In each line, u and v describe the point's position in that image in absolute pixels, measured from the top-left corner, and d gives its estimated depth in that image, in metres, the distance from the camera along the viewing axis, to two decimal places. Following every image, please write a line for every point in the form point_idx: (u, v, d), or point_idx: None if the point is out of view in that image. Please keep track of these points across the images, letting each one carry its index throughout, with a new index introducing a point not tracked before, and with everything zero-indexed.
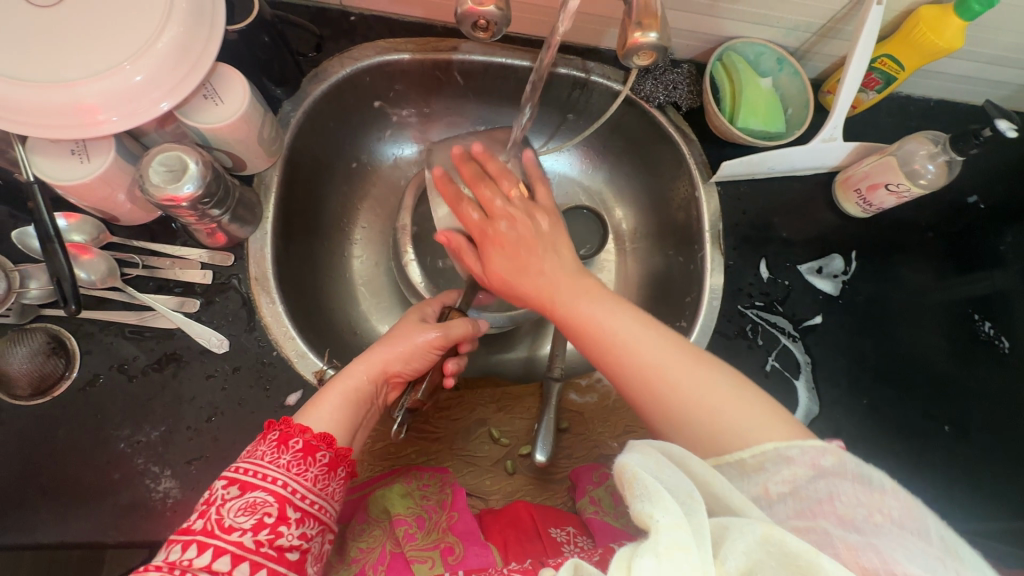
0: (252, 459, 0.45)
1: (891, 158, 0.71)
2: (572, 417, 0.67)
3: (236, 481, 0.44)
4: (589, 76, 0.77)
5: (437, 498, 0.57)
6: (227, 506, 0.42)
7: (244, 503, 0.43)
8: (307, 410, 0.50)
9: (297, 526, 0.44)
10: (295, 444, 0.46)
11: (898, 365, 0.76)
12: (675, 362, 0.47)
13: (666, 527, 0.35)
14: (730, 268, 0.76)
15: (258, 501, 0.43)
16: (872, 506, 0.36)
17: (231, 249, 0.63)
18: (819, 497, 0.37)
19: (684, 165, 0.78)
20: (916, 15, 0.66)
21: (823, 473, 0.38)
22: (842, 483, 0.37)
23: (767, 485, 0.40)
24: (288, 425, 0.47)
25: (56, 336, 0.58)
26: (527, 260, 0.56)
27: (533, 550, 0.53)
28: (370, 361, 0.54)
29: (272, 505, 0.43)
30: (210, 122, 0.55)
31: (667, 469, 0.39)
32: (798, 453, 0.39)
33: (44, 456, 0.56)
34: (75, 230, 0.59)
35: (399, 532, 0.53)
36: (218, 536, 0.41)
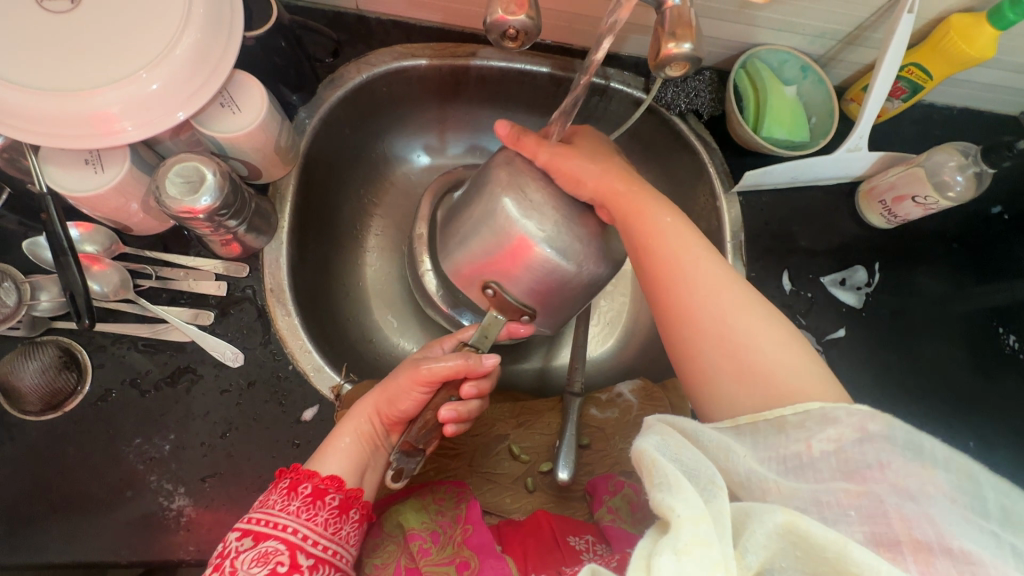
0: (263, 508, 0.46)
1: (919, 170, 0.69)
2: (593, 433, 0.66)
3: (248, 532, 0.44)
4: (608, 83, 0.75)
5: (453, 513, 0.55)
6: (240, 558, 0.42)
7: (256, 554, 0.43)
8: (318, 456, 0.52)
9: (309, 572, 0.44)
10: (304, 489, 0.47)
11: (922, 378, 0.75)
12: (740, 304, 0.47)
13: (686, 520, 0.33)
14: (752, 280, 0.75)
15: (271, 550, 0.43)
16: (923, 477, 0.34)
17: (245, 259, 0.62)
18: (869, 462, 0.35)
19: (705, 174, 0.77)
20: (947, 23, 0.65)
21: (871, 438, 0.36)
22: (891, 451, 0.35)
23: (810, 442, 0.37)
24: (298, 472, 0.48)
25: (67, 349, 0.57)
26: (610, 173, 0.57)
27: (553, 561, 0.50)
28: (361, 412, 0.53)
29: (283, 553, 0.43)
30: (229, 131, 0.54)
31: (687, 449, 0.38)
32: (846, 416, 0.37)
33: (55, 474, 0.55)
34: (87, 240, 0.58)
35: (414, 547, 0.51)
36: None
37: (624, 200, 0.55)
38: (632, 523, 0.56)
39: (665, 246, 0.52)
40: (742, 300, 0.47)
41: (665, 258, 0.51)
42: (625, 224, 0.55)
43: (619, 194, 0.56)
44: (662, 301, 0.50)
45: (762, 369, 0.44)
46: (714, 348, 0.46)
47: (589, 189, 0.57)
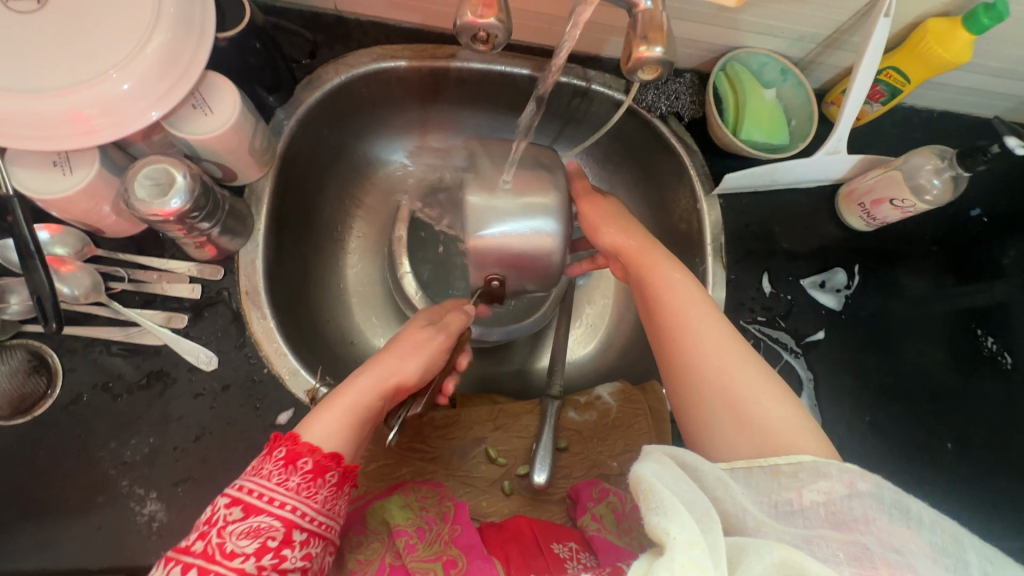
0: (257, 479, 0.43)
1: (896, 173, 0.70)
2: (571, 436, 0.66)
3: (240, 501, 0.42)
4: (589, 85, 0.75)
5: (438, 511, 0.54)
6: (230, 529, 0.40)
7: (247, 527, 0.41)
8: (313, 418, 0.48)
9: (301, 547, 0.42)
10: (303, 464, 0.44)
11: (901, 380, 0.75)
12: (746, 365, 0.46)
13: (681, 544, 0.33)
14: (732, 282, 0.75)
15: (264, 526, 0.41)
16: (906, 537, 0.36)
17: (221, 261, 0.62)
18: (856, 516, 0.37)
19: (686, 176, 0.77)
20: (923, 27, 0.65)
21: (860, 495, 0.37)
22: (878, 509, 0.37)
23: (800, 493, 0.38)
24: (297, 443, 0.45)
25: (36, 353, 0.56)
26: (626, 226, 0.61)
27: (535, 565, 0.49)
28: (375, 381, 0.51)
29: (277, 529, 0.41)
30: (200, 134, 0.54)
31: (684, 480, 0.38)
32: (837, 472, 0.38)
33: (24, 480, 0.54)
34: (57, 243, 0.57)
35: (399, 543, 0.50)
36: (220, 562, 0.40)
37: (639, 256, 0.58)
38: (619, 534, 0.53)
39: (671, 297, 0.52)
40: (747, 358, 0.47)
41: (676, 311, 0.51)
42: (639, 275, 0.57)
43: (633, 251, 0.58)
44: (669, 348, 0.50)
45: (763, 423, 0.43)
46: (717, 396, 0.46)
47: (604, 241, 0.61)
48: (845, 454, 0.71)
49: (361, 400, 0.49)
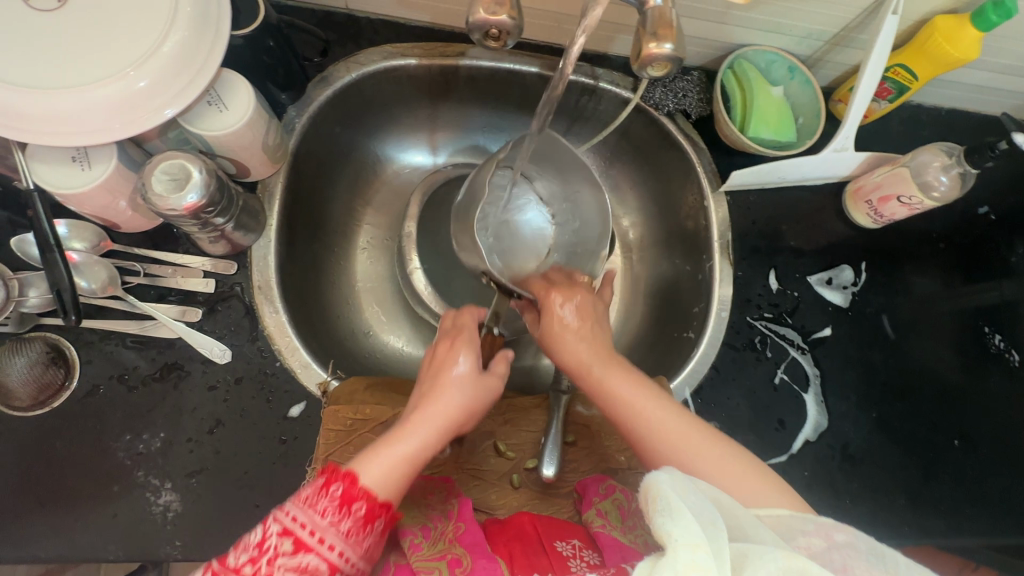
0: (309, 512, 0.40)
1: (904, 171, 0.70)
2: (579, 430, 0.66)
3: (290, 533, 0.39)
4: (597, 82, 0.76)
5: (442, 509, 0.54)
6: (278, 563, 0.38)
7: (295, 565, 0.38)
8: (365, 455, 0.46)
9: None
10: (358, 509, 0.42)
11: (908, 378, 0.75)
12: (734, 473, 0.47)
13: (682, 547, 0.34)
14: (739, 279, 0.75)
15: (310, 566, 0.39)
16: None
17: (234, 256, 0.62)
18: (834, 567, 0.38)
19: (693, 173, 0.77)
20: (931, 24, 0.65)
21: (837, 546, 0.39)
22: (857, 557, 0.38)
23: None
24: (353, 483, 0.42)
25: (55, 345, 0.57)
26: (578, 326, 0.60)
27: (539, 564, 0.49)
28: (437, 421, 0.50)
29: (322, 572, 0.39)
30: (217, 130, 0.55)
31: (695, 496, 0.38)
32: (812, 527, 0.40)
33: (41, 469, 0.55)
34: (75, 237, 0.59)
35: (405, 543, 0.50)
36: None
37: (591, 374, 0.56)
38: (624, 531, 0.53)
39: (628, 404, 0.53)
40: (707, 442, 0.49)
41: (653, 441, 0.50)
42: (603, 397, 0.54)
43: (589, 362, 0.57)
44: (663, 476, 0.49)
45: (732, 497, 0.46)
46: None
47: (570, 356, 0.58)
48: (851, 450, 0.72)
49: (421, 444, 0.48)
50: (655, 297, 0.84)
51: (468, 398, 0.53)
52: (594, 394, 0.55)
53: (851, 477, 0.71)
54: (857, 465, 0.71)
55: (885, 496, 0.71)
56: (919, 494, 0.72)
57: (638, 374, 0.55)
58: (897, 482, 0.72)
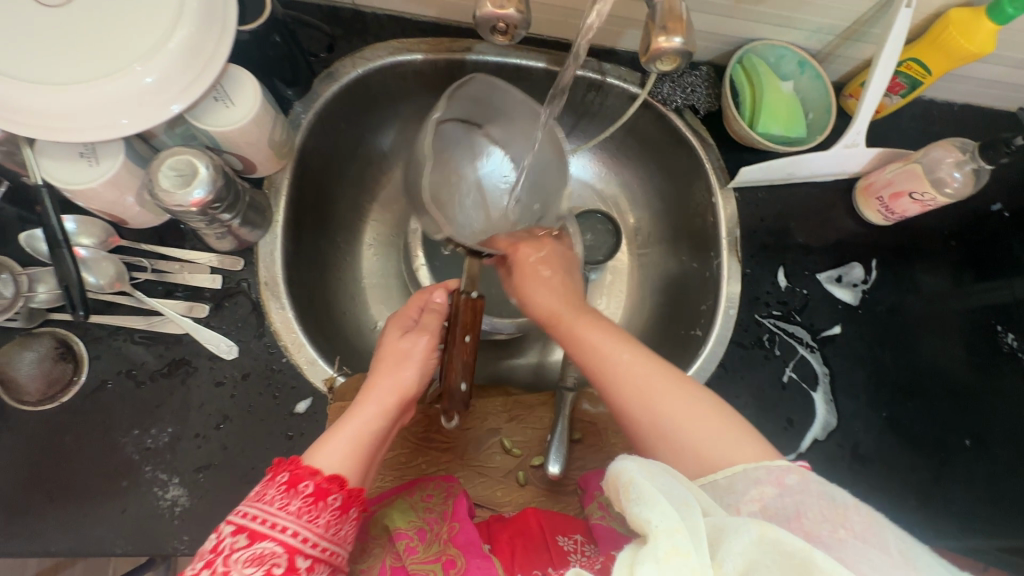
0: (260, 503, 0.42)
1: (916, 167, 0.69)
2: (586, 428, 0.66)
3: (243, 528, 0.40)
4: (604, 78, 0.75)
5: (440, 509, 0.54)
6: (235, 557, 0.39)
7: (251, 554, 0.40)
8: (319, 446, 0.48)
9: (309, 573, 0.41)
10: (305, 487, 0.43)
11: (918, 377, 0.74)
12: (707, 426, 0.47)
13: (662, 532, 0.34)
14: (748, 276, 0.75)
15: (266, 553, 0.40)
16: (836, 522, 0.37)
17: (241, 253, 0.63)
18: (788, 515, 0.39)
19: (701, 169, 0.77)
20: (946, 17, 0.64)
21: (789, 491, 0.40)
22: (808, 500, 0.39)
23: (739, 505, 0.41)
24: (298, 466, 0.44)
25: (63, 341, 0.57)
26: (545, 278, 0.63)
27: (538, 561, 0.50)
28: (385, 392, 0.52)
29: (280, 556, 0.40)
30: (226, 126, 0.55)
31: (663, 478, 0.39)
32: (764, 475, 0.42)
33: (51, 463, 0.55)
34: (83, 232, 0.58)
35: (400, 546, 0.50)
36: None
37: (562, 322, 0.58)
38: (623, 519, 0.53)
39: (601, 352, 0.53)
40: (678, 388, 0.50)
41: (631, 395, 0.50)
42: (577, 349, 0.55)
43: (560, 314, 0.59)
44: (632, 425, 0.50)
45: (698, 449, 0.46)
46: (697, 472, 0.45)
47: (542, 310, 0.61)
48: (860, 449, 0.71)
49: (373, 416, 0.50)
50: (662, 294, 0.83)
51: (414, 370, 0.54)
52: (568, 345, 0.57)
53: (860, 477, 0.70)
54: (866, 465, 0.70)
55: (894, 496, 0.70)
56: (929, 495, 0.71)
57: (608, 325, 0.56)
58: (906, 481, 0.71)
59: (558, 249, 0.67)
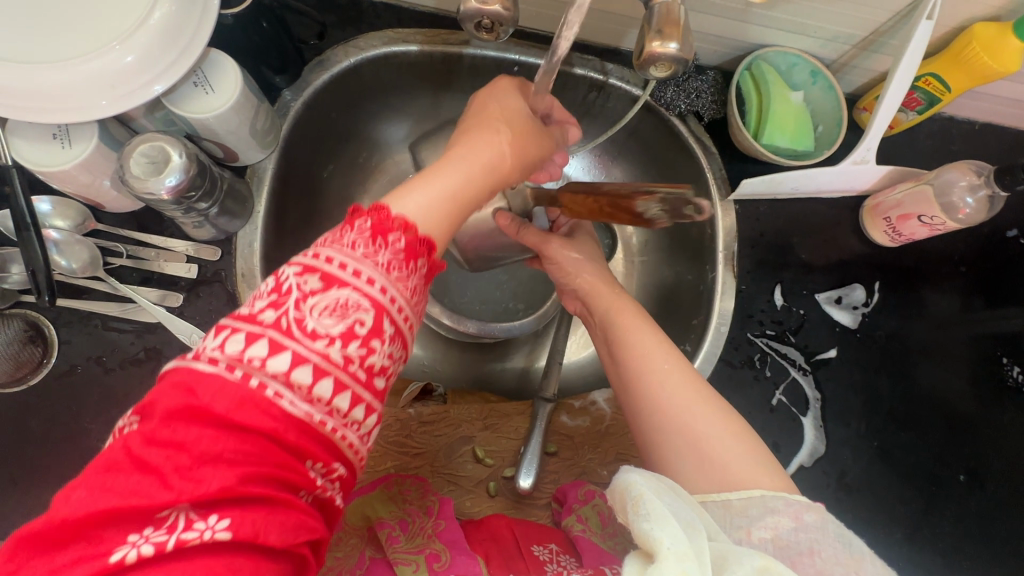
0: (338, 249, 0.37)
1: (927, 188, 0.66)
2: (561, 441, 0.64)
3: (318, 275, 0.36)
4: (607, 78, 0.72)
5: (420, 505, 0.54)
6: (311, 305, 0.35)
7: (331, 304, 0.35)
8: (397, 194, 0.42)
9: (386, 343, 0.37)
10: (394, 241, 0.39)
11: (915, 407, 0.71)
12: (731, 440, 0.47)
13: (671, 555, 0.33)
14: (742, 292, 0.72)
15: (349, 305, 0.36)
16: (850, 567, 0.38)
17: (219, 243, 0.61)
18: (801, 549, 0.39)
19: (702, 179, 0.74)
20: (970, 31, 0.60)
21: (806, 527, 0.40)
22: (825, 540, 0.39)
23: (750, 529, 0.41)
24: (386, 215, 0.39)
25: (34, 323, 0.56)
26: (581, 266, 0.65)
27: (515, 565, 0.47)
28: (471, 158, 0.47)
29: (365, 312, 0.36)
30: (203, 113, 0.52)
31: (672, 493, 0.38)
32: (783, 507, 0.41)
33: (16, 446, 0.55)
34: (58, 215, 0.57)
35: (382, 535, 0.49)
36: (301, 338, 0.34)
37: (608, 301, 0.60)
38: (605, 537, 0.52)
39: (635, 335, 0.56)
40: (697, 396, 0.50)
41: (655, 386, 0.51)
42: (607, 321, 0.59)
43: (599, 294, 0.61)
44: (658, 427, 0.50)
45: (695, 437, 0.48)
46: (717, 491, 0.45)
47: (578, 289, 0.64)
48: (848, 478, 0.69)
49: (465, 171, 0.46)
50: (654, 304, 0.81)
51: (506, 141, 0.51)
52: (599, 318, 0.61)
53: (845, 506, 0.68)
54: (852, 494, 0.68)
55: (881, 528, 0.68)
56: (918, 529, 0.68)
57: (640, 312, 0.59)
58: (894, 513, 0.68)
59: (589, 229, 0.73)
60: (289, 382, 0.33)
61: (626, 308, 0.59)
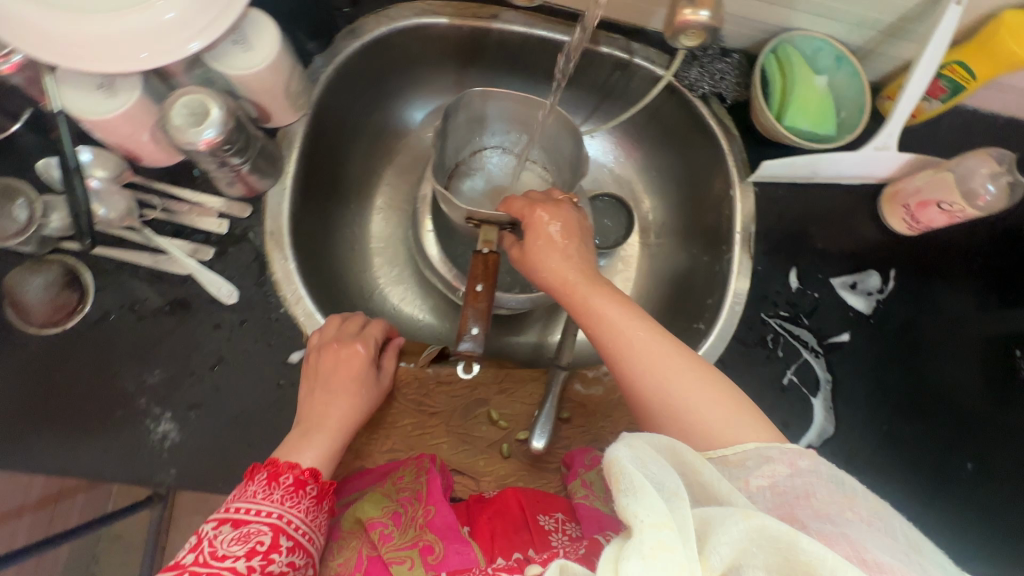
0: (243, 497, 0.47)
1: (948, 175, 0.66)
2: (575, 408, 0.65)
3: (226, 519, 0.45)
4: (631, 58, 0.73)
5: (413, 488, 0.54)
6: (219, 540, 0.43)
7: (237, 533, 0.44)
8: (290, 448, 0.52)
9: (287, 556, 0.45)
10: (286, 480, 0.49)
11: (925, 394, 0.72)
12: (721, 411, 0.49)
13: (648, 526, 0.35)
14: (758, 274, 0.73)
15: (253, 531, 0.45)
16: (844, 504, 0.40)
17: (250, 201, 0.63)
18: (797, 493, 0.41)
19: (722, 160, 0.75)
20: (998, 19, 0.61)
21: (801, 472, 0.42)
22: (819, 483, 0.42)
23: (748, 479, 0.44)
24: (277, 465, 0.50)
25: (72, 269, 0.58)
26: (552, 251, 0.60)
27: (520, 541, 0.50)
28: (341, 415, 0.55)
29: (265, 534, 0.45)
30: (239, 69, 0.54)
31: (653, 463, 0.40)
32: (778, 454, 0.44)
33: (51, 386, 0.57)
34: (98, 165, 0.58)
35: (375, 535, 0.50)
36: (212, 568, 0.42)
37: (576, 293, 0.58)
38: (607, 501, 0.54)
39: (610, 325, 0.55)
40: (692, 372, 0.52)
41: (634, 379, 0.52)
42: (578, 315, 0.57)
43: (572, 282, 0.58)
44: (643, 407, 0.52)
45: (676, 410, 0.51)
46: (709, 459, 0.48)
47: (551, 278, 0.60)
48: (854, 461, 0.69)
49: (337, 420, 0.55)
50: (668, 286, 0.82)
51: (366, 379, 0.58)
52: (568, 306, 0.59)
53: None
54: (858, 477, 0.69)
55: None
56: (922, 514, 0.69)
57: (614, 293, 0.57)
58: (899, 498, 0.69)
59: (564, 211, 0.62)
60: None
61: (602, 291, 0.57)
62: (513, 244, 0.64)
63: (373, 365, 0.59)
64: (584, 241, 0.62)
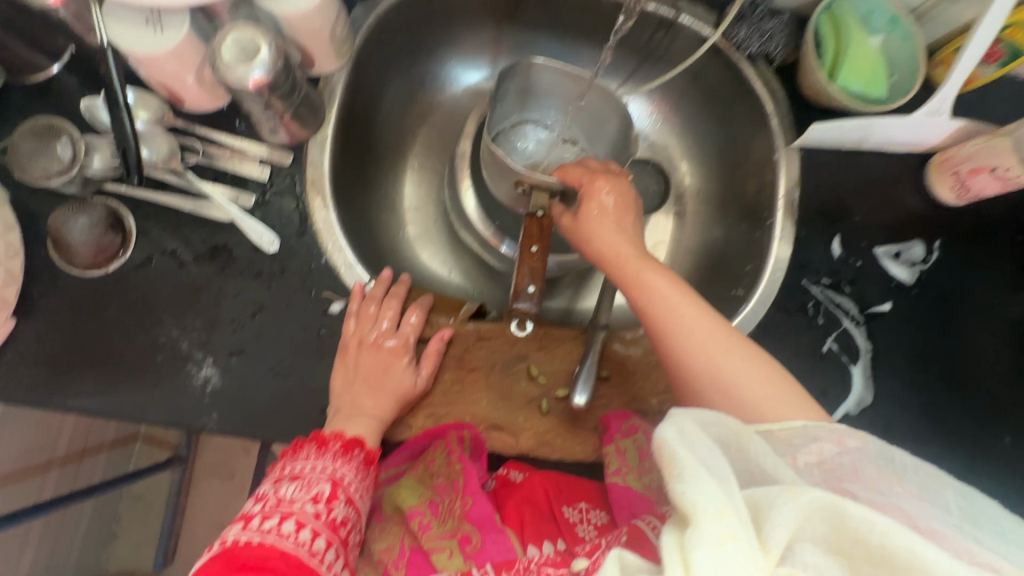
0: (299, 456, 0.52)
1: (1004, 141, 0.63)
2: (614, 367, 0.64)
3: (288, 473, 0.50)
4: (678, 16, 0.71)
5: (445, 474, 0.55)
6: (284, 491, 0.49)
7: (299, 484, 0.49)
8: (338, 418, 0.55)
9: (345, 505, 0.50)
10: (334, 444, 0.52)
11: (966, 368, 0.71)
12: (765, 389, 0.49)
13: (710, 516, 0.33)
14: (801, 240, 0.72)
15: (313, 484, 0.49)
16: (892, 480, 0.39)
17: (291, 149, 0.62)
18: (844, 470, 0.40)
19: (766, 124, 0.73)
20: None
21: (849, 452, 0.41)
22: (867, 461, 0.41)
23: (796, 456, 0.42)
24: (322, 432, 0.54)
25: (114, 213, 0.57)
26: (602, 224, 0.59)
27: (548, 530, 0.54)
28: (381, 396, 0.57)
29: (324, 484, 0.50)
30: (290, 8, 0.52)
31: (702, 444, 0.38)
32: (826, 434, 0.43)
33: (94, 327, 0.57)
34: (141, 106, 0.58)
35: (414, 525, 0.53)
36: (283, 512, 0.47)
37: (626, 266, 0.56)
38: (640, 475, 0.56)
39: (661, 298, 0.54)
40: (739, 347, 0.51)
41: (682, 352, 0.52)
42: (627, 289, 0.56)
43: (622, 254, 0.57)
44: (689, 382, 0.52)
45: (724, 386, 0.50)
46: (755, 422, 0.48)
47: (599, 252, 0.59)
48: (891, 431, 0.69)
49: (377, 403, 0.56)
50: (703, 254, 0.81)
51: (403, 362, 0.59)
52: (615, 279, 0.58)
53: None
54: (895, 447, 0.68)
55: None
56: None
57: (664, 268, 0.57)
58: None
59: (616, 181, 0.61)
60: (283, 536, 0.45)
61: (650, 265, 0.56)
62: (563, 214, 0.62)
63: (411, 350, 0.60)
64: (635, 215, 0.61)
